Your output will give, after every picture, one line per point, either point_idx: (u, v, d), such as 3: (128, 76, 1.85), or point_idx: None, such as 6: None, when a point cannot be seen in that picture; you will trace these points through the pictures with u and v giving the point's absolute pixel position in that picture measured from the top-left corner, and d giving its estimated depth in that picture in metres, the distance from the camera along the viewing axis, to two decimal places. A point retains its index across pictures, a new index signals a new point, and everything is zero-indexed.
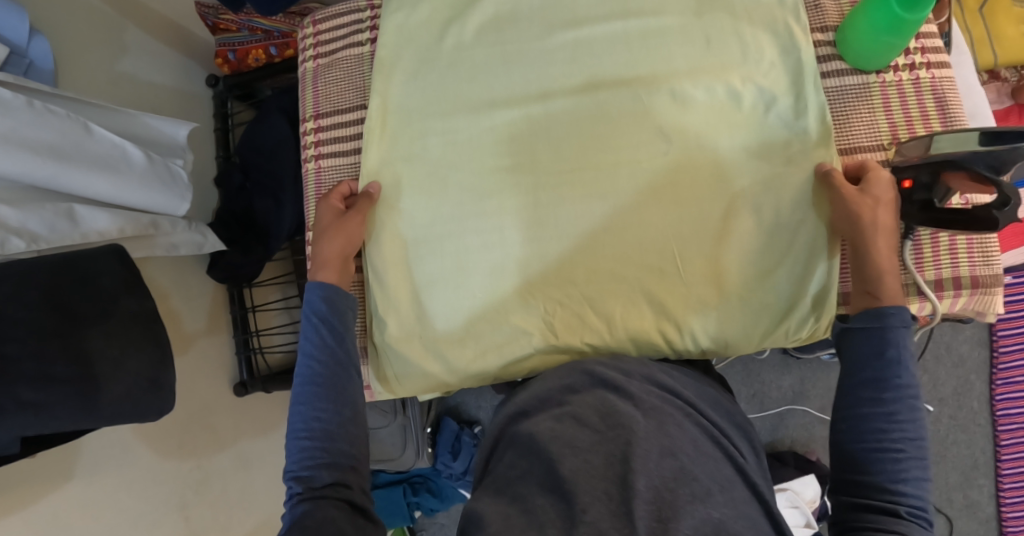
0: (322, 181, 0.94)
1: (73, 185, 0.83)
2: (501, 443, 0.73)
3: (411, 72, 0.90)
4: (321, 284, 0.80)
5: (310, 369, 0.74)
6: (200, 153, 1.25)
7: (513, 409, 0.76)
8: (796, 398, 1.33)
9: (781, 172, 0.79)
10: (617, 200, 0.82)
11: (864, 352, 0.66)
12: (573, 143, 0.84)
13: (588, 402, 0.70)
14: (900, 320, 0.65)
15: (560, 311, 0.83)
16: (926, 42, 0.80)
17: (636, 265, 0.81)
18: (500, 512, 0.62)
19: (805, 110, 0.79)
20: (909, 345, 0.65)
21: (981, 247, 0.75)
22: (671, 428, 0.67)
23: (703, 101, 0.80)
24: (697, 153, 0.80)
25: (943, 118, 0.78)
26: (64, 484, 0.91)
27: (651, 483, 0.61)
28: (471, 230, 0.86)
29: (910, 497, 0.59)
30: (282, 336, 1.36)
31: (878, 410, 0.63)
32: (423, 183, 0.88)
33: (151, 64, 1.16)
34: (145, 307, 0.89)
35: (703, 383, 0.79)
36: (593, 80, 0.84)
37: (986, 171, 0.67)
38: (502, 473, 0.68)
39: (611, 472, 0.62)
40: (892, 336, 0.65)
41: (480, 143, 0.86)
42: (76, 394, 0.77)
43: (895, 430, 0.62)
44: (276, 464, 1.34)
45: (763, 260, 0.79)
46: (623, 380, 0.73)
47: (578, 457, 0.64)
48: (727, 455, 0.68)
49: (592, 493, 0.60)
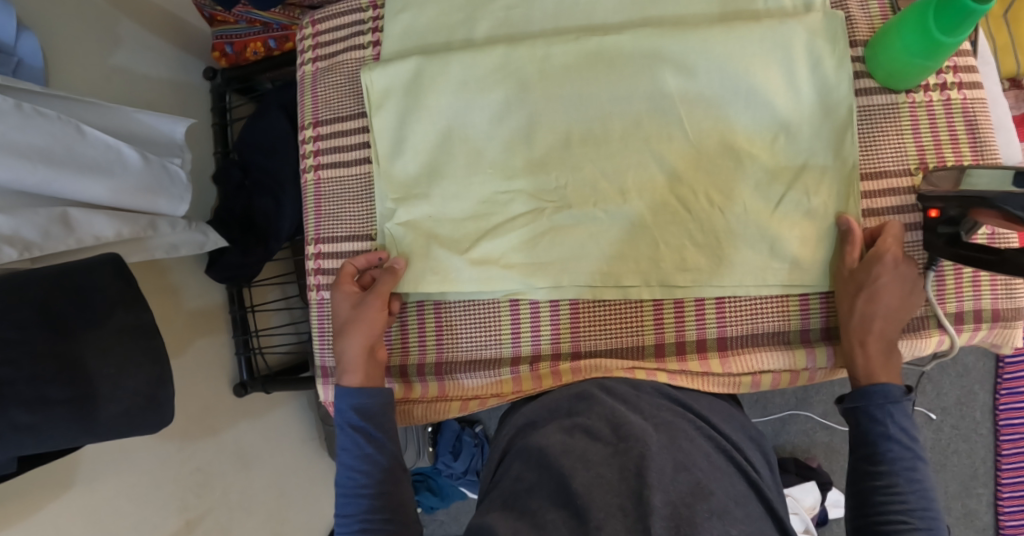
0: (322, 195, 0.90)
1: (67, 190, 0.80)
2: (509, 456, 0.70)
3: (410, 25, 0.86)
4: (356, 391, 0.77)
5: (355, 481, 0.75)
6: (197, 150, 1.22)
7: (522, 421, 0.74)
8: (799, 404, 1.31)
9: (792, 122, 0.75)
10: (631, 146, 0.78)
11: (863, 432, 0.69)
12: (575, 79, 0.78)
13: (596, 415, 0.69)
14: (884, 398, 0.68)
15: (562, 254, 0.80)
16: (958, 61, 0.76)
17: (640, 204, 0.78)
18: (512, 526, 0.60)
19: (823, 52, 0.74)
20: (902, 421, 0.68)
21: (1005, 280, 0.74)
22: (683, 443, 0.65)
23: (719, 43, 0.75)
24: (720, 104, 0.76)
25: (973, 144, 0.75)
26: (62, 495, 0.90)
27: (668, 499, 0.59)
28: (474, 170, 0.82)
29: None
30: (281, 335, 1.34)
31: (884, 488, 0.66)
32: (421, 117, 0.82)
33: (146, 56, 1.11)
34: (143, 320, 0.82)
35: (715, 398, 0.77)
36: (594, 25, 0.81)
37: (1017, 213, 0.64)
38: (508, 486, 0.65)
39: (626, 487, 0.60)
40: (885, 416, 0.68)
41: (477, 77, 0.80)
42: (73, 415, 0.74)
43: (897, 504, 0.65)
44: (277, 464, 1.30)
45: (766, 212, 0.76)
46: (633, 394, 0.73)
47: (590, 471, 0.62)
48: (740, 469, 0.66)
49: (608, 510, 0.58)
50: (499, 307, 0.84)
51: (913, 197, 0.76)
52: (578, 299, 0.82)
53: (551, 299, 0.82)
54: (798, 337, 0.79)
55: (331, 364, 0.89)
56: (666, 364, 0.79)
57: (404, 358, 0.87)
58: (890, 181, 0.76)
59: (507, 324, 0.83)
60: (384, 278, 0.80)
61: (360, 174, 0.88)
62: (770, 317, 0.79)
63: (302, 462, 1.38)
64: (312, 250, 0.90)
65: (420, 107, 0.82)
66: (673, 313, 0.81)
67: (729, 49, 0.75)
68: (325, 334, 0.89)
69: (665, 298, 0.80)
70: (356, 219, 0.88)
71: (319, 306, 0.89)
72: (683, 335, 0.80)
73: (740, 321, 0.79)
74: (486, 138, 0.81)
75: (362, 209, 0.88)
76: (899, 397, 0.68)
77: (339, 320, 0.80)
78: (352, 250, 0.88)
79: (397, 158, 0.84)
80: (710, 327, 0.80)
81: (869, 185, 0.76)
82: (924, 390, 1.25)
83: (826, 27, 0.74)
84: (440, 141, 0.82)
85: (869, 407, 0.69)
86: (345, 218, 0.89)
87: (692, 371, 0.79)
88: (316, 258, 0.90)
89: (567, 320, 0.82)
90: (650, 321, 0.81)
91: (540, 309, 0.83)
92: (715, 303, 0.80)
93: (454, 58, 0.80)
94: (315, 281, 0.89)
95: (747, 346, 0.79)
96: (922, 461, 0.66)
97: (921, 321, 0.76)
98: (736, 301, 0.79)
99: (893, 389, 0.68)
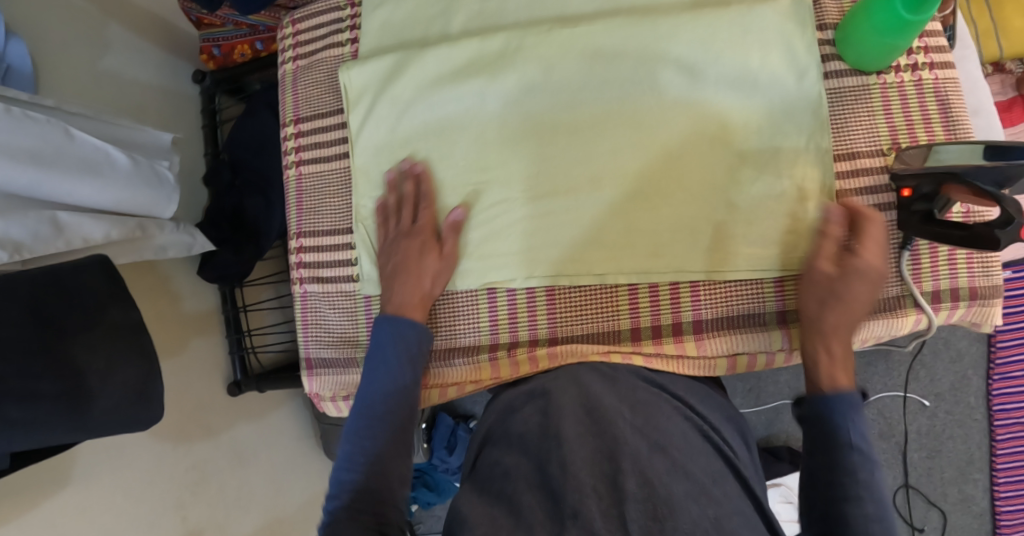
0: (304, 189, 0.91)
1: (57, 191, 0.81)
2: (485, 445, 0.71)
3: (388, 21, 0.87)
4: (399, 318, 0.78)
5: (383, 406, 0.73)
6: (187, 152, 1.23)
7: (502, 405, 0.75)
8: (792, 392, 1.30)
9: (763, 105, 0.76)
10: (604, 134, 0.79)
11: (824, 434, 0.64)
12: (548, 69, 0.79)
13: (573, 396, 0.70)
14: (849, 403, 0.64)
15: (541, 241, 0.81)
16: (929, 41, 0.77)
17: (615, 191, 0.79)
18: (487, 514, 0.60)
19: (791, 38, 0.76)
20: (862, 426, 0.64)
21: (981, 258, 0.75)
22: (660, 421, 0.67)
23: (691, 30, 0.76)
24: (692, 89, 0.77)
25: (945, 123, 0.76)
26: (58, 491, 0.91)
27: (642, 480, 0.60)
28: (452, 161, 0.82)
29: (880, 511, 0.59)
30: (275, 334, 1.35)
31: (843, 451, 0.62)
32: (399, 111, 0.84)
33: (133, 60, 1.13)
34: (131, 318, 0.84)
35: (700, 384, 0.78)
36: (568, 16, 0.82)
37: (987, 188, 0.65)
38: (486, 472, 0.66)
39: (600, 471, 0.61)
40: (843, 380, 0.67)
41: (453, 71, 0.82)
42: (65, 410, 0.74)
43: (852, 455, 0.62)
44: (273, 462, 1.31)
45: (733, 191, 0.77)
46: (614, 372, 0.75)
47: (564, 447, 0.63)
48: (717, 450, 0.67)
49: (582, 491, 0.59)
50: (476, 296, 0.84)
51: (886, 176, 0.76)
52: (554, 285, 0.82)
53: (528, 286, 0.82)
54: (774, 318, 0.79)
55: (315, 355, 0.90)
56: (642, 347, 0.80)
57: None
58: (862, 162, 0.77)
59: (485, 313, 0.84)
60: (448, 235, 0.81)
61: (340, 168, 0.89)
62: (745, 299, 0.79)
63: (298, 459, 1.39)
64: (294, 245, 0.92)
65: (395, 101, 0.83)
66: (649, 297, 0.81)
67: (699, 35, 0.76)
68: (308, 326, 0.91)
69: (641, 281, 0.80)
70: (337, 212, 0.89)
71: (302, 299, 0.91)
72: (659, 319, 0.81)
73: (714, 303, 0.80)
74: (462, 129, 0.82)
75: (344, 202, 0.89)
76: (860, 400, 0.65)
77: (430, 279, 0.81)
78: (335, 243, 0.89)
79: (376, 153, 0.85)
80: (686, 310, 0.80)
81: (842, 166, 0.77)
82: (917, 377, 1.25)
83: (795, 13, 0.76)
84: (416, 134, 0.84)
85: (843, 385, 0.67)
86: (327, 211, 0.90)
87: (667, 355, 0.80)
88: (297, 252, 0.91)
89: (543, 305, 0.83)
90: (626, 305, 0.82)
91: (517, 295, 0.83)
92: (689, 286, 0.80)
93: (429, 52, 0.81)
94: (297, 274, 0.90)
95: (724, 328, 0.80)
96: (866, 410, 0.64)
97: (897, 301, 0.76)
98: (711, 285, 0.80)
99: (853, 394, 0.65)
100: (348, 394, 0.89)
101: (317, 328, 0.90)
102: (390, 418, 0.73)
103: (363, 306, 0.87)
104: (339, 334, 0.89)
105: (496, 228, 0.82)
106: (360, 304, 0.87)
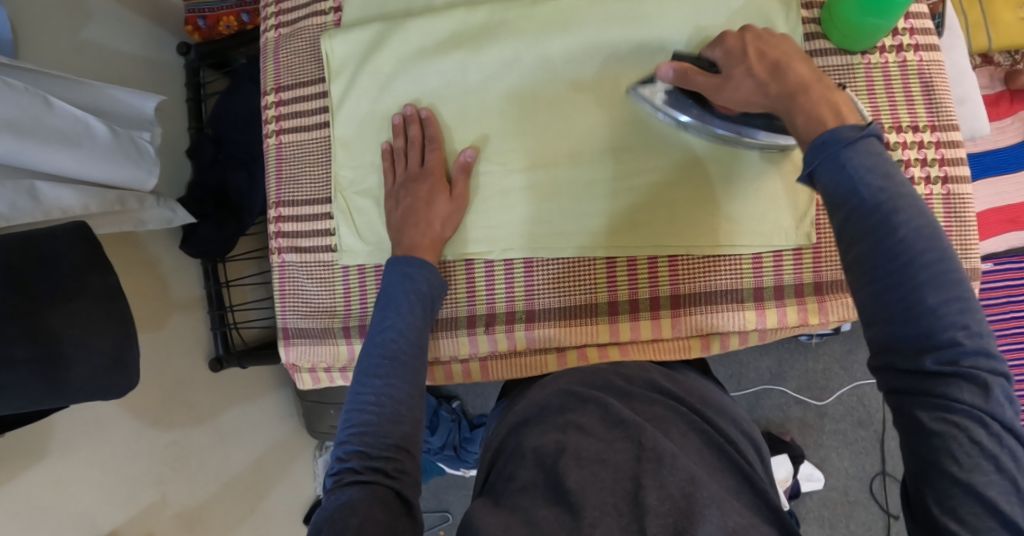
0: (284, 158, 0.90)
1: (34, 160, 0.78)
2: (501, 457, 0.69)
3: None
4: (415, 259, 0.75)
5: (398, 342, 0.70)
6: (170, 124, 1.21)
7: (515, 419, 0.73)
8: (773, 378, 1.31)
9: None
10: (588, 106, 0.78)
11: (834, 195, 0.56)
12: (531, 41, 0.78)
13: (591, 413, 0.69)
14: (838, 142, 0.56)
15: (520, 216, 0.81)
16: (915, 23, 0.77)
17: (595, 163, 0.79)
18: (502, 522, 0.59)
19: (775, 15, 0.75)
20: (863, 159, 0.55)
21: (960, 240, 0.76)
22: (677, 438, 0.66)
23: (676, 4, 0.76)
24: None
25: (929, 106, 0.76)
26: (36, 463, 0.90)
27: (664, 495, 0.59)
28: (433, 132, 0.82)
29: (942, 340, 0.50)
30: (257, 310, 1.34)
31: (881, 243, 0.53)
32: (383, 80, 0.83)
33: (116, 28, 1.11)
34: (109, 284, 0.81)
35: (705, 384, 0.78)
36: None
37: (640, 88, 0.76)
38: (502, 487, 0.64)
39: (621, 487, 0.60)
40: (845, 166, 0.55)
41: (435, 40, 0.81)
42: (40, 376, 0.72)
43: (893, 264, 0.52)
44: (253, 439, 1.30)
45: (716, 165, 0.76)
46: (629, 386, 0.73)
47: (584, 469, 0.62)
48: (733, 465, 0.65)
49: (602, 508, 0.58)
50: (454, 268, 0.84)
51: None
52: (532, 257, 0.82)
53: (506, 258, 0.82)
54: (751, 295, 0.79)
55: (292, 324, 0.89)
56: (619, 326, 0.81)
57: (362, 320, 0.86)
58: None
59: (461, 286, 0.84)
60: (459, 177, 0.79)
61: (320, 138, 0.88)
62: (722, 275, 0.80)
63: (279, 438, 1.38)
64: (273, 214, 0.90)
65: (376, 73, 0.83)
66: (626, 270, 0.81)
67: (684, 9, 0.76)
68: (285, 296, 0.90)
69: (618, 256, 0.80)
70: (316, 181, 0.88)
71: (279, 269, 0.90)
72: (636, 294, 0.81)
73: (691, 278, 0.80)
74: (443, 101, 0.81)
75: (323, 172, 0.88)
76: (854, 136, 0.56)
77: (440, 220, 0.78)
78: (314, 214, 0.88)
79: (358, 122, 0.85)
80: (663, 285, 0.81)
81: None
82: None
83: None
84: (398, 106, 0.83)
85: (823, 164, 0.57)
86: (307, 181, 0.89)
87: (643, 338, 0.81)
88: (276, 222, 0.90)
89: (520, 278, 0.83)
90: (604, 280, 0.82)
91: (495, 267, 0.83)
92: (667, 260, 0.80)
93: (411, 22, 0.81)
94: (275, 244, 0.89)
95: (700, 306, 0.80)
96: (909, 205, 0.53)
97: None
98: (688, 260, 0.80)
99: (842, 129, 0.56)
100: (327, 367, 0.90)
101: (295, 298, 0.89)
102: (402, 359, 0.69)
103: (341, 276, 0.87)
104: (316, 305, 0.88)
105: (479, 199, 0.81)
106: (338, 274, 0.87)
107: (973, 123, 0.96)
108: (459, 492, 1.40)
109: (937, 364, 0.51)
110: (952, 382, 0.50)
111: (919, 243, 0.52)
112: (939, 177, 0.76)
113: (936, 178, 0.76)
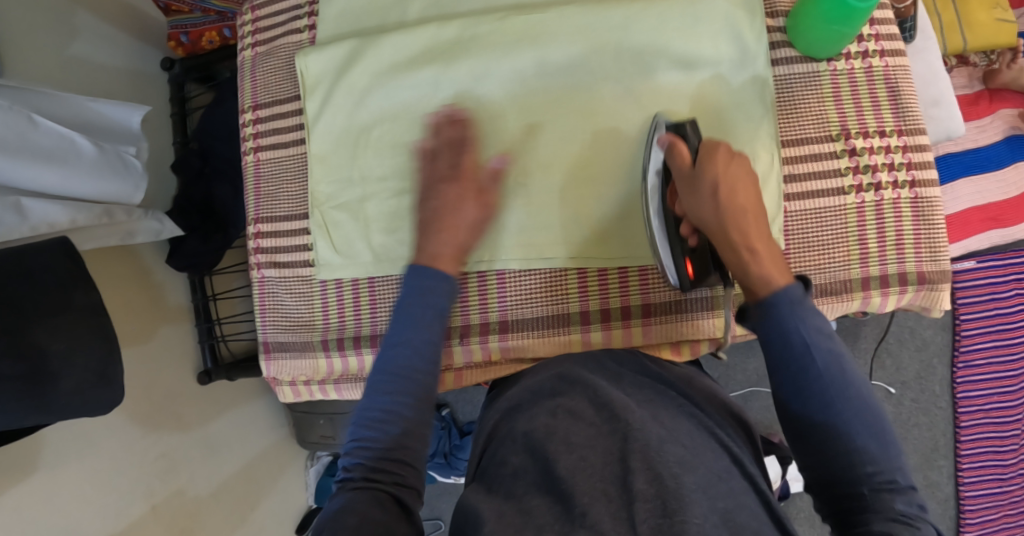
0: (262, 176, 0.91)
1: (17, 176, 0.79)
2: (493, 442, 0.69)
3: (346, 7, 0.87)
4: None
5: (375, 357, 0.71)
6: (155, 139, 1.22)
7: (506, 405, 0.73)
8: (760, 380, 1.32)
9: (717, 90, 0.78)
10: (559, 120, 0.79)
11: (776, 348, 0.63)
12: (502, 54, 0.79)
13: (580, 395, 0.69)
14: (789, 299, 0.62)
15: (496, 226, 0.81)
16: (879, 29, 0.79)
17: (568, 175, 0.80)
18: (499, 511, 0.59)
19: (739, 25, 0.77)
20: (811, 318, 0.62)
21: (928, 245, 0.77)
22: (667, 419, 0.66)
23: (643, 17, 0.77)
24: (645, 73, 0.78)
25: (895, 109, 0.78)
26: (24, 478, 0.90)
27: (652, 477, 0.58)
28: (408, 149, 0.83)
29: (877, 471, 0.58)
30: (245, 322, 1.35)
31: (818, 400, 0.61)
32: (358, 96, 0.84)
33: (101, 46, 1.12)
34: (93, 300, 0.80)
35: (692, 371, 0.78)
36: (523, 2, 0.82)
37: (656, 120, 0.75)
38: (493, 471, 0.65)
39: (610, 472, 0.60)
40: (792, 329, 0.62)
41: (409, 56, 0.82)
42: (24, 393, 0.72)
43: (824, 410, 0.61)
44: (244, 449, 1.30)
45: None
46: (619, 372, 0.74)
47: (573, 453, 0.62)
48: (723, 446, 0.65)
49: (590, 494, 0.58)
50: None
51: (835, 161, 0.78)
52: (506, 269, 0.83)
53: (479, 270, 0.83)
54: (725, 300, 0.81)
55: (273, 339, 0.90)
56: (592, 335, 0.82)
57: (341, 332, 0.87)
58: (812, 147, 0.78)
59: None
60: None
61: (297, 154, 0.89)
62: None
63: (271, 448, 1.39)
64: (252, 231, 0.91)
65: (351, 89, 0.84)
66: (598, 280, 0.82)
67: (652, 22, 0.77)
68: (265, 311, 0.91)
69: (590, 265, 0.81)
70: (294, 198, 0.89)
71: (260, 284, 0.91)
72: (607, 303, 0.82)
73: (660, 286, 0.81)
74: (418, 116, 0.82)
75: (300, 189, 0.89)
76: (800, 297, 0.63)
77: None
78: (291, 229, 0.89)
79: (335, 138, 0.86)
80: (635, 294, 0.82)
81: (791, 152, 0.79)
82: (883, 364, 1.28)
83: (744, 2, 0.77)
84: (373, 121, 0.84)
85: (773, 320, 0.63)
86: (285, 197, 0.90)
87: (617, 344, 0.82)
88: (255, 238, 0.91)
89: (494, 290, 0.84)
90: (576, 289, 0.83)
91: (468, 280, 0.84)
92: (638, 271, 0.82)
93: (385, 38, 0.82)
94: (254, 260, 0.90)
95: (673, 313, 0.81)
96: (848, 366, 0.61)
97: (845, 285, 0.78)
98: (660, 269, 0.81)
99: (791, 289, 0.63)
100: (308, 379, 0.90)
101: (275, 313, 0.90)
102: None
103: (319, 290, 0.88)
104: (295, 318, 0.89)
105: None
106: (317, 289, 0.88)
107: (949, 123, 0.96)
108: (451, 499, 1.41)
109: (871, 490, 0.58)
110: (890, 499, 0.57)
111: (845, 394, 0.60)
112: (907, 181, 0.77)
113: (904, 182, 0.77)
